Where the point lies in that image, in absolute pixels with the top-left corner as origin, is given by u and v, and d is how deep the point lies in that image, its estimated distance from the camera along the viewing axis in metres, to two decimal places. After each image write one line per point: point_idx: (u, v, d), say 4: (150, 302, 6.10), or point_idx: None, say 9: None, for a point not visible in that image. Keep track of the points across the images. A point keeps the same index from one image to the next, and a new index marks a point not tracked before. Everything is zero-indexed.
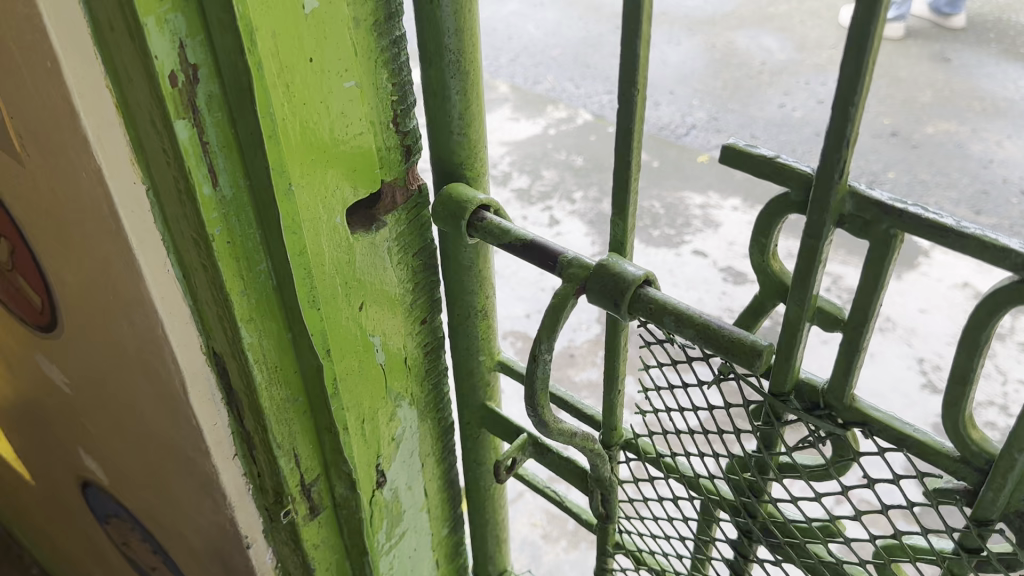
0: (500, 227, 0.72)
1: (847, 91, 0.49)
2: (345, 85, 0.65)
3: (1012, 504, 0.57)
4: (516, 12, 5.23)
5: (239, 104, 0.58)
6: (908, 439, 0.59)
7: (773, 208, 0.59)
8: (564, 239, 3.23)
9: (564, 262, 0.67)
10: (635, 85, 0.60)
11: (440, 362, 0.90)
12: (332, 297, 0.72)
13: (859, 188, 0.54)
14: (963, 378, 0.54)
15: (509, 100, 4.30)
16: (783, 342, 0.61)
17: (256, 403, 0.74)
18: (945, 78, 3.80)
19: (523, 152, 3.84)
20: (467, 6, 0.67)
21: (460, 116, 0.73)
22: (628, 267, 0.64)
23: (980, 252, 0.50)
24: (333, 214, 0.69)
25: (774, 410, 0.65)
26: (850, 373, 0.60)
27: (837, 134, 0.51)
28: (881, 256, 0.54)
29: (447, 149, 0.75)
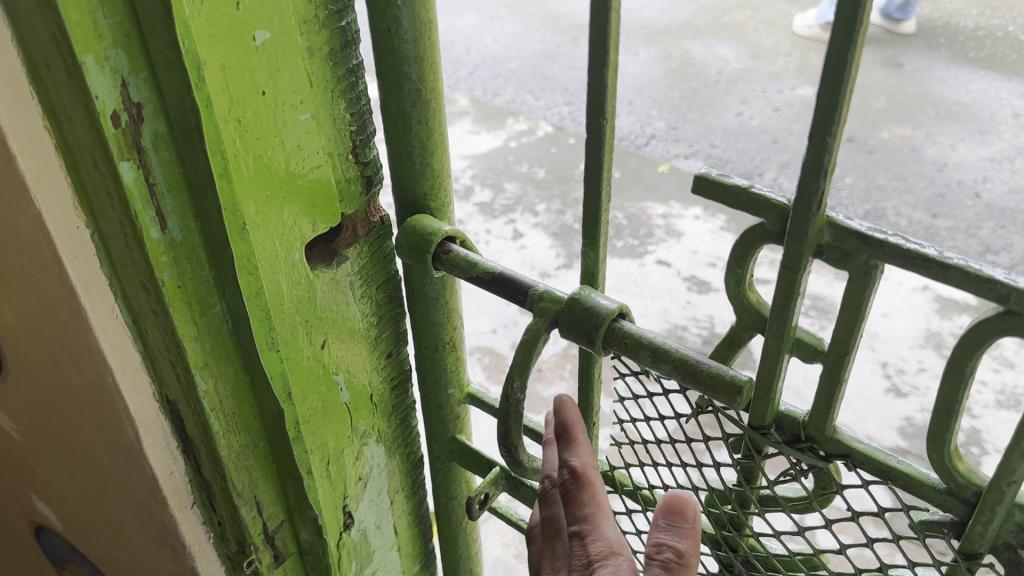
0: (467, 260, 0.69)
1: (823, 120, 0.48)
2: (301, 117, 0.62)
3: (1000, 536, 0.56)
4: (473, 24, 5.25)
5: (188, 142, 0.55)
6: (892, 471, 0.58)
7: (749, 237, 0.57)
8: (529, 252, 3.22)
9: (535, 295, 0.65)
10: (602, 114, 0.58)
11: (410, 394, 0.88)
12: (292, 335, 0.69)
13: (837, 219, 0.52)
14: (948, 409, 0.53)
15: (469, 113, 4.29)
16: (761, 378, 0.60)
17: (214, 452, 0.70)
18: (898, 82, 3.86)
19: (484, 165, 3.83)
20: (427, 33, 0.65)
21: (422, 147, 0.70)
22: (600, 301, 0.62)
23: (963, 283, 0.49)
24: (291, 251, 0.66)
25: (755, 443, 0.64)
26: (831, 405, 0.58)
27: (813, 164, 0.50)
28: (861, 288, 0.53)
29: (410, 179, 0.72)
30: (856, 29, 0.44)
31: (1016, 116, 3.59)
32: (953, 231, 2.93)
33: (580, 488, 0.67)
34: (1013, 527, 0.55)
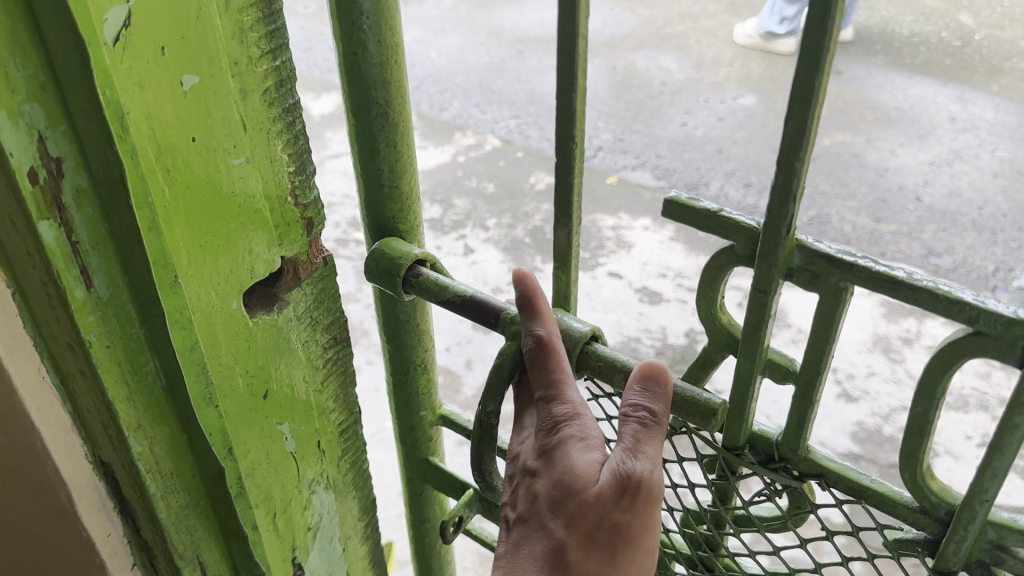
0: (438, 283, 0.68)
1: (791, 146, 0.49)
2: (236, 161, 0.60)
3: (971, 553, 0.56)
4: (417, 39, 5.25)
5: (113, 197, 0.52)
6: (865, 490, 0.58)
7: (718, 257, 0.57)
8: (481, 267, 3.21)
9: (507, 317, 0.63)
10: (572, 140, 0.60)
11: (358, 432, 0.85)
12: (231, 388, 0.66)
13: (806, 242, 0.53)
14: (919, 431, 0.53)
15: (416, 128, 4.27)
16: (733, 399, 0.60)
17: (153, 515, 0.66)
18: (838, 89, 3.96)
19: (433, 181, 3.82)
20: (393, 57, 0.65)
21: (391, 170, 0.69)
22: (573, 324, 0.63)
23: (934, 303, 0.49)
24: (228, 300, 0.63)
25: (729, 464, 0.63)
26: (804, 426, 0.58)
27: (782, 188, 0.50)
28: (831, 310, 0.53)
29: (378, 203, 0.71)
30: (824, 54, 0.45)
31: (952, 121, 3.68)
32: (896, 235, 2.97)
33: (545, 360, 0.59)
34: (984, 545, 0.55)
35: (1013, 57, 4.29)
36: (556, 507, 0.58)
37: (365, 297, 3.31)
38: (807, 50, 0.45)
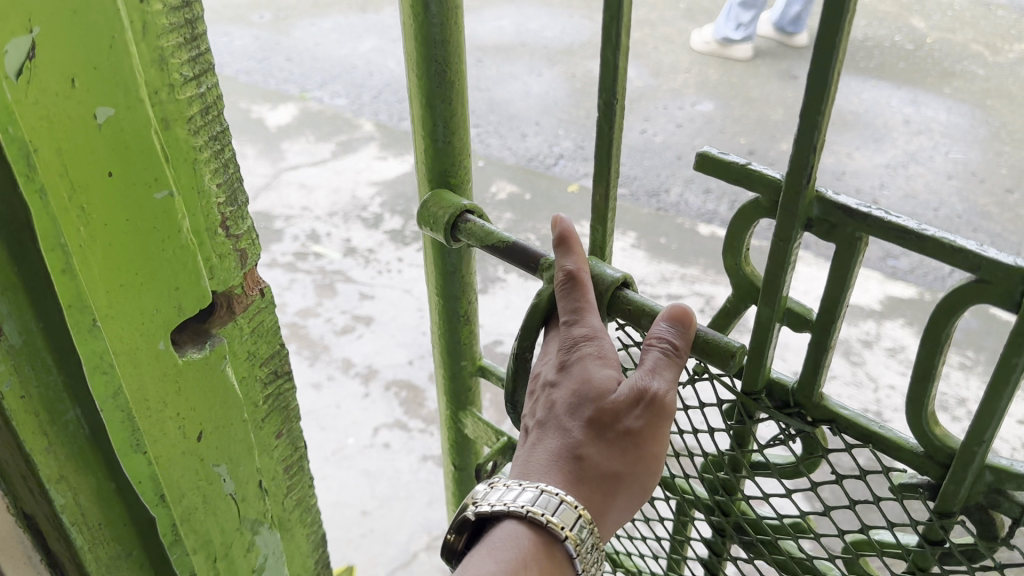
0: (487, 232, 0.98)
1: (811, 124, 0.67)
2: (158, 194, 0.60)
3: (970, 496, 0.74)
4: (375, 48, 5.34)
5: (23, 248, 0.54)
6: (877, 437, 0.77)
7: (744, 216, 0.78)
8: None
9: (545, 263, 0.91)
10: (613, 109, 0.83)
11: (303, 454, 0.85)
12: (160, 432, 0.66)
13: (826, 195, 0.71)
14: (926, 373, 0.71)
15: (375, 139, 4.42)
16: (756, 340, 0.80)
17: (81, 564, 0.67)
18: (794, 94, 4.15)
19: (394, 192, 4.01)
20: (455, 60, 0.98)
21: (447, 130, 1.02)
22: (607, 272, 0.88)
23: (937, 250, 0.66)
24: (155, 341, 0.63)
25: (749, 409, 0.85)
26: (820, 364, 0.77)
27: (803, 151, 0.69)
28: (848, 256, 0.72)
29: (438, 158, 1.05)
30: (835, 52, 0.64)
31: (906, 123, 3.77)
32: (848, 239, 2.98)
33: (575, 288, 0.85)
34: (984, 489, 0.73)
35: (964, 59, 4.40)
36: (579, 407, 0.83)
37: (324, 312, 3.32)
38: (820, 48, 0.64)
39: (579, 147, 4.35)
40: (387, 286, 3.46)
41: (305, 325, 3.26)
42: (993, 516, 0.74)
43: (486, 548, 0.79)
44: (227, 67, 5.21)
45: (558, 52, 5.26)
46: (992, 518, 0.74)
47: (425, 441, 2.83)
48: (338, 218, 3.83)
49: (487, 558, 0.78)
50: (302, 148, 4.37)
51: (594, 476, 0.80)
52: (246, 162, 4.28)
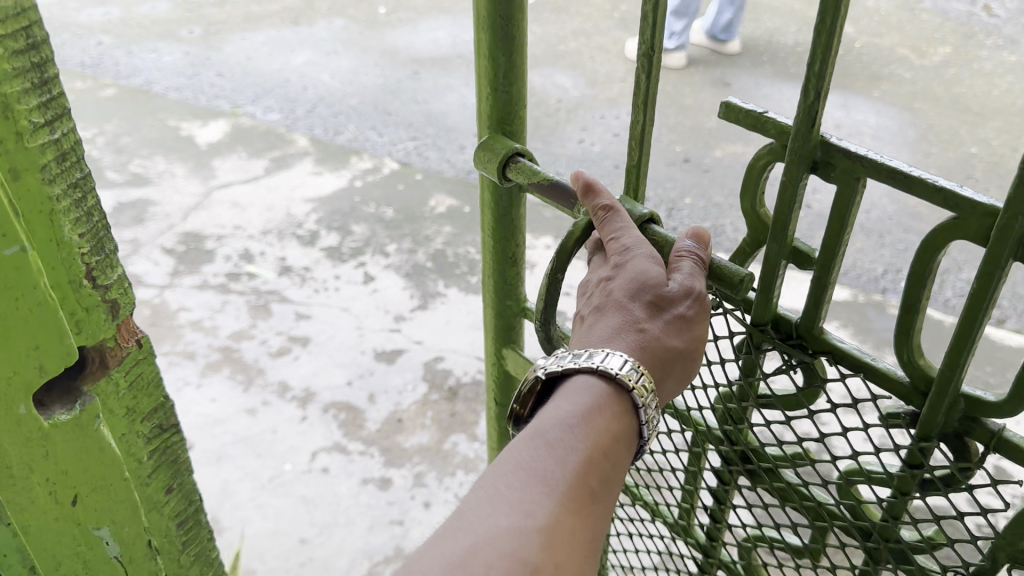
0: (532, 170, 1.13)
1: (818, 81, 0.81)
2: (7, 251, 0.64)
3: (944, 421, 0.87)
4: (309, 61, 5.29)
5: None
6: (869, 366, 0.91)
7: (758, 163, 0.93)
8: (382, 295, 3.44)
9: (575, 203, 1.05)
10: (649, 63, 0.97)
11: (198, 504, 0.92)
12: (28, 497, 0.73)
13: (832, 140, 0.85)
14: (912, 307, 0.85)
15: (309, 154, 4.35)
16: (768, 273, 0.94)
17: None
18: (728, 102, 4.17)
19: (330, 208, 3.94)
20: (519, 17, 1.12)
21: (508, 82, 1.16)
22: (639, 209, 1.02)
23: (922, 189, 0.80)
24: (16, 405, 0.69)
25: (756, 339, 0.99)
26: (822, 293, 0.92)
27: (810, 104, 0.83)
28: (848, 192, 0.85)
29: (500, 108, 1.18)
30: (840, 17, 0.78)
31: (837, 127, 3.95)
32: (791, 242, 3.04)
33: (613, 214, 0.98)
34: (958, 414, 0.86)
35: (892, 63, 4.56)
36: (639, 292, 0.93)
37: (259, 334, 3.24)
38: (829, 14, 0.78)
39: None
40: (324, 304, 3.39)
41: (238, 348, 3.18)
42: (969, 441, 0.87)
43: (563, 394, 0.89)
44: (155, 82, 5.07)
45: None
46: (967, 445, 0.87)
47: (365, 463, 2.77)
48: (271, 236, 3.76)
49: (565, 401, 0.88)
50: (234, 165, 4.27)
51: (660, 348, 0.92)
52: (175, 181, 4.15)
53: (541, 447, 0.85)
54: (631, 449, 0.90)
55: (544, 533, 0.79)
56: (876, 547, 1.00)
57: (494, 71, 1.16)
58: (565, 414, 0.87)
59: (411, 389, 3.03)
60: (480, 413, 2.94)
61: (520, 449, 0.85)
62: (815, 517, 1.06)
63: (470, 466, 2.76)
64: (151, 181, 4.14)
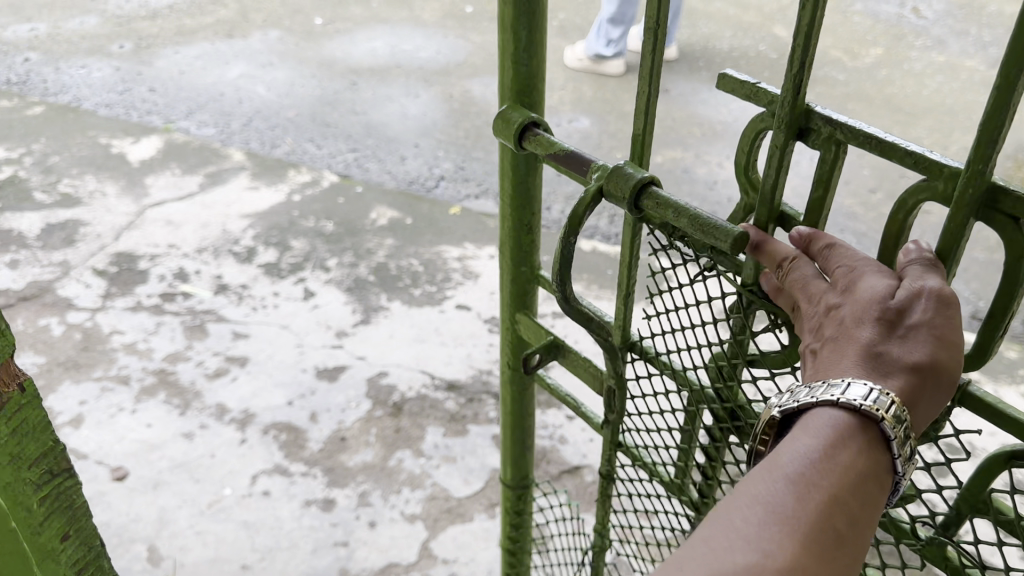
0: (548, 142, 1.17)
1: (802, 54, 0.89)
2: None
3: None
4: (244, 73, 5.20)
5: None
6: None
7: (753, 129, 1.02)
8: (323, 310, 3.38)
9: (594, 167, 1.09)
10: (652, 33, 0.98)
11: (97, 549, 0.97)
12: None
13: (815, 108, 0.94)
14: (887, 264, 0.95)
15: (246, 168, 4.26)
16: None
17: None
18: (667, 107, 4.20)
19: (268, 223, 3.86)
20: None
21: (527, 51, 1.21)
22: (638, 173, 1.03)
23: (893, 155, 0.89)
24: None
25: (750, 300, 1.03)
26: None
27: (795, 73, 0.90)
28: (830, 158, 0.94)
29: (517, 75, 1.23)
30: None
31: None
32: None
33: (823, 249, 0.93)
34: None
35: (825, 65, 4.64)
36: (866, 317, 0.86)
37: (195, 355, 3.15)
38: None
39: (460, 168, 4.32)
40: (263, 322, 3.31)
41: (174, 370, 3.09)
42: None
43: (802, 427, 0.86)
44: (84, 99, 4.92)
45: (434, 72, 5.22)
46: None
47: (308, 485, 2.70)
48: (207, 254, 3.67)
49: (807, 433, 0.85)
50: (167, 182, 4.17)
51: (902, 374, 0.85)
52: (105, 200, 4.03)
53: (781, 481, 0.83)
54: (882, 482, 0.84)
55: (785, 567, 0.78)
56: None
57: (515, 47, 1.21)
58: (803, 448, 0.84)
59: (355, 406, 2.97)
60: (425, 428, 2.89)
61: (753, 491, 0.84)
62: None
63: (416, 482, 2.71)
64: (80, 201, 4.01)
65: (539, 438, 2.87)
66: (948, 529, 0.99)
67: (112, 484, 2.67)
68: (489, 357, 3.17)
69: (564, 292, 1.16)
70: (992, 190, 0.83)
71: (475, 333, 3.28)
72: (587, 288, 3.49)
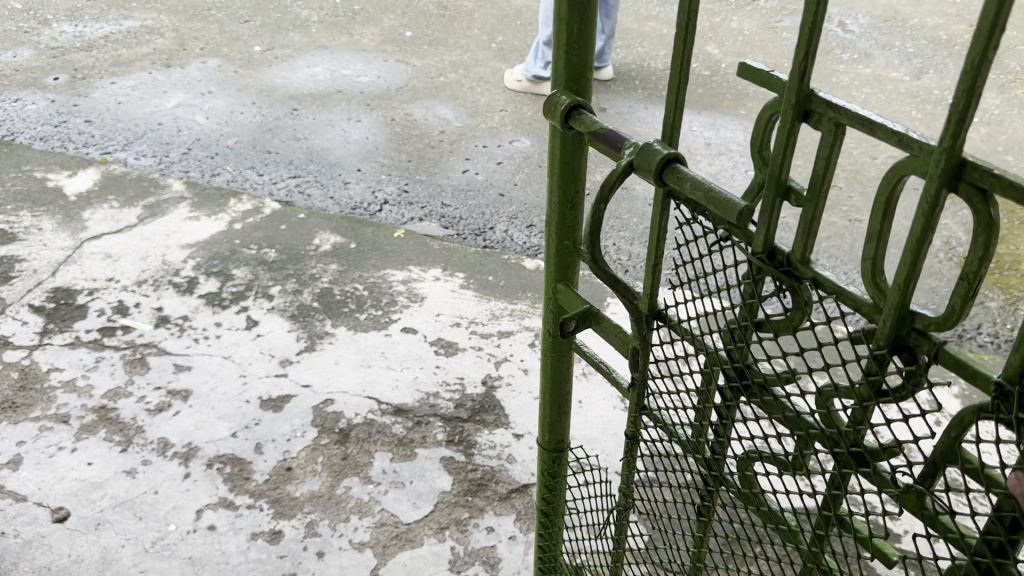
0: (590, 122, 1.33)
1: (805, 41, 0.96)
2: None
3: (881, 335, 0.96)
4: (182, 103, 5.17)
5: None
6: (847, 294, 1.02)
7: (766, 114, 1.10)
8: (267, 339, 3.36)
9: (627, 144, 1.24)
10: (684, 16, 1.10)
11: None
12: None
13: (822, 93, 0.99)
14: (879, 235, 0.95)
15: (186, 198, 4.23)
16: (766, 209, 1.08)
17: None
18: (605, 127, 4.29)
19: (209, 252, 3.84)
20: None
21: (578, 40, 1.35)
22: (659, 148, 1.18)
23: (882, 134, 0.93)
24: None
25: (757, 264, 1.13)
26: (809, 235, 1.06)
27: (798, 59, 0.97)
28: (832, 138, 0.99)
29: (572, 63, 1.38)
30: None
31: (706, 147, 4.11)
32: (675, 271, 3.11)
33: None
34: (916, 331, 0.95)
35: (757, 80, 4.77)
36: None
37: (136, 390, 3.11)
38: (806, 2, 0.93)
39: (403, 190, 4.34)
40: (205, 353, 3.28)
41: (115, 407, 3.04)
42: (917, 354, 0.96)
43: None
44: (18, 132, 4.82)
45: (376, 96, 5.24)
46: (916, 357, 0.96)
47: (253, 517, 2.67)
48: (147, 286, 3.63)
49: None
50: (105, 215, 4.10)
51: None
52: (42, 234, 3.94)
53: None
54: None
55: None
56: (840, 451, 1.10)
57: (569, 39, 1.35)
58: None
59: (300, 435, 2.95)
60: (373, 453, 2.89)
61: None
62: (796, 429, 1.17)
63: (365, 509, 2.70)
64: (15, 236, 3.92)
65: (487, 458, 2.87)
66: (926, 480, 1.01)
67: (52, 526, 2.62)
68: (436, 378, 3.18)
69: (593, 257, 1.32)
70: (963, 162, 0.85)
71: (421, 355, 3.28)
72: (531, 307, 3.52)
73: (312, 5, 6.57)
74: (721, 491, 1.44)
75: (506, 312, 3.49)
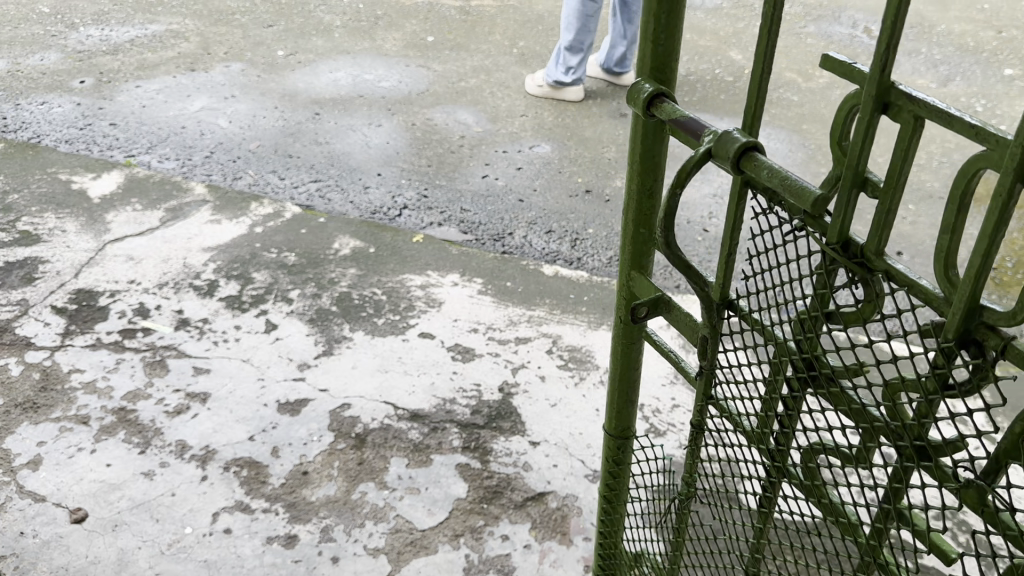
0: (671, 110, 1.32)
1: (889, 33, 0.95)
2: None
3: (952, 328, 0.95)
4: (205, 106, 5.21)
5: None
6: (918, 287, 1.01)
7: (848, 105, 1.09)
8: (286, 342, 3.37)
9: (708, 133, 1.23)
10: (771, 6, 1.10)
11: None
12: None
13: (903, 86, 0.98)
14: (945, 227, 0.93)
15: (208, 201, 4.25)
16: (842, 200, 1.07)
17: None
18: None
19: (230, 256, 3.86)
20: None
21: (666, 30, 1.33)
22: (737, 135, 1.17)
23: (960, 129, 0.92)
24: None
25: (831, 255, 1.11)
26: (883, 230, 1.05)
27: (880, 52, 0.96)
28: (909, 132, 0.98)
29: (656, 53, 1.36)
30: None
31: None
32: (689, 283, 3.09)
33: None
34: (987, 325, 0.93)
35: (780, 87, 4.74)
36: None
37: (155, 392, 3.13)
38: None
39: (422, 195, 4.35)
40: (224, 356, 3.30)
41: (134, 409, 3.06)
42: (986, 350, 0.95)
43: None
44: (44, 135, 4.88)
45: (397, 101, 5.26)
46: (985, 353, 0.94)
47: (269, 521, 2.68)
48: (168, 288, 3.65)
49: None
50: (128, 218, 4.13)
51: None
52: (65, 236, 3.98)
53: None
54: None
55: None
56: (903, 445, 1.08)
57: (655, 28, 1.33)
58: None
59: (317, 439, 2.95)
60: (389, 459, 2.89)
61: None
62: (861, 422, 1.16)
63: (380, 515, 2.70)
64: (39, 238, 3.96)
65: (503, 465, 2.86)
66: (989, 476, 0.99)
67: (70, 527, 2.64)
68: (453, 384, 3.17)
69: (667, 244, 1.31)
70: None
71: (438, 360, 3.28)
72: (550, 313, 3.51)
73: (335, 10, 6.59)
74: (784, 484, 1.42)
75: (524, 318, 3.49)
